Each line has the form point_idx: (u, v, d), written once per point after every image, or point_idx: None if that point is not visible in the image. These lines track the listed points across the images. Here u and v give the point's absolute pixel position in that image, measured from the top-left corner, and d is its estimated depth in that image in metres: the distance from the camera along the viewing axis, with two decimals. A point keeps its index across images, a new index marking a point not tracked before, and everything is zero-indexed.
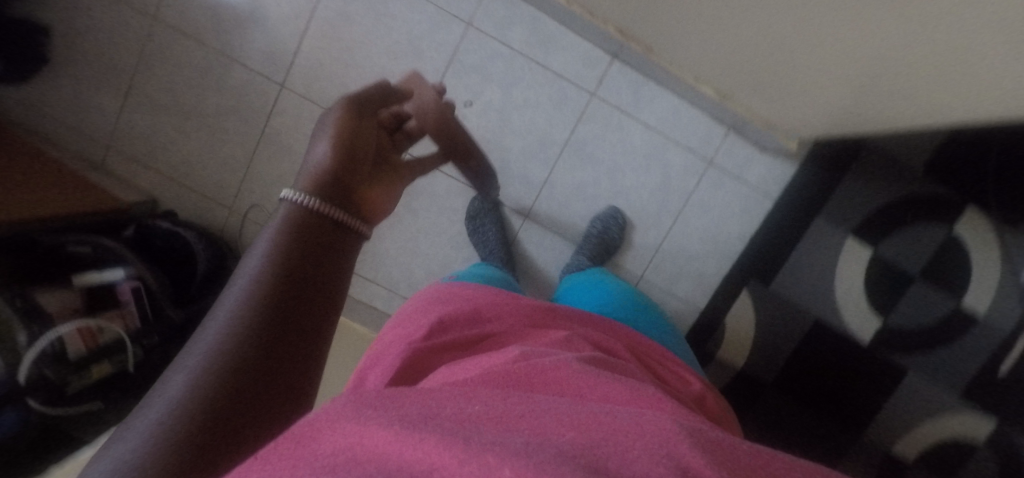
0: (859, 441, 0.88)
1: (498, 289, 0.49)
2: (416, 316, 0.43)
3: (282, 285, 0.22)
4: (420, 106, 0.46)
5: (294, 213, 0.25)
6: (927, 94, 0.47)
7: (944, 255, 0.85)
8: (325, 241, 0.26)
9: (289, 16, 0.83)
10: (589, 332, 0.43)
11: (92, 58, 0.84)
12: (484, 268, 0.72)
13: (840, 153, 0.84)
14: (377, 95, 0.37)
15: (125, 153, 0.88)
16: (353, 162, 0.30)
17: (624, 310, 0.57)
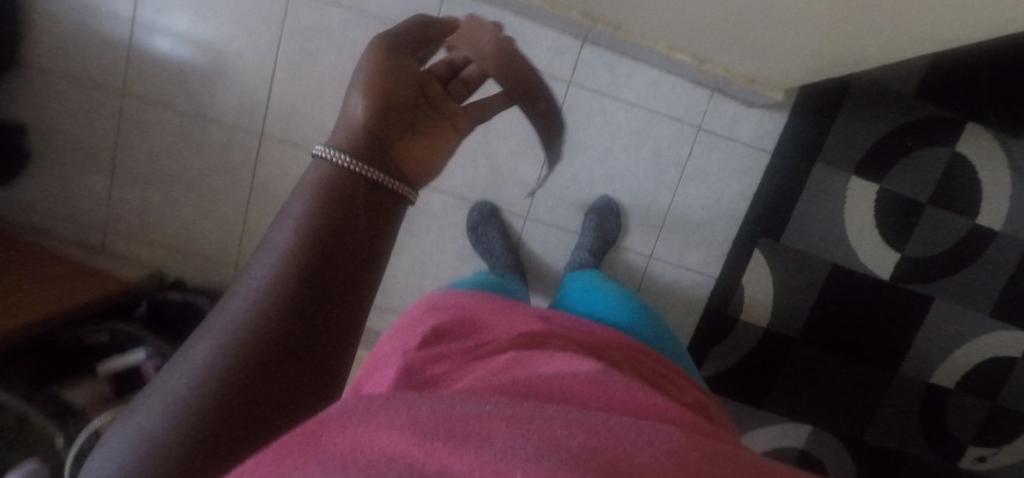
0: (893, 371, 0.94)
1: (490, 297, 0.48)
2: (410, 326, 0.41)
3: (313, 245, 0.21)
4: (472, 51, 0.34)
5: (327, 169, 0.24)
6: (906, 29, 0.46)
7: (950, 174, 0.85)
8: (359, 195, 0.24)
9: (254, 64, 0.82)
10: (586, 332, 0.42)
11: (72, 144, 0.85)
12: (485, 276, 0.71)
13: (829, 94, 0.83)
14: (397, 40, 0.32)
15: (121, 231, 0.88)
16: (386, 112, 0.28)
17: (620, 314, 0.55)
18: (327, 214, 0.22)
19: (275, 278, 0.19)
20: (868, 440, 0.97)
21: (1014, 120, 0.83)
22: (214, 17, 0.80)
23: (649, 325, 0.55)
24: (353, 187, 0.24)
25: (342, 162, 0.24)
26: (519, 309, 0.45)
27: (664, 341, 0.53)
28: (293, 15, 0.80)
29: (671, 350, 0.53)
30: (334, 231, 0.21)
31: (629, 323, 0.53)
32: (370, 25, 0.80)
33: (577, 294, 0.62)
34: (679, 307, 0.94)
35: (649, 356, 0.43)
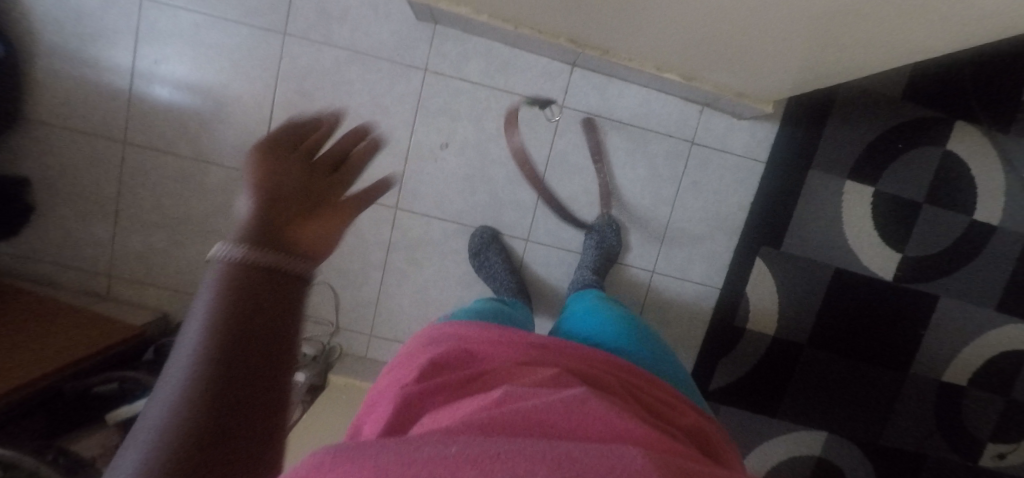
0: (903, 372, 0.93)
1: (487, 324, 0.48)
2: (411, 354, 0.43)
3: (211, 377, 0.16)
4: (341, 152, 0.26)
5: (223, 276, 0.18)
6: (887, 44, 0.47)
7: (943, 173, 0.86)
8: (266, 301, 0.18)
9: (252, 106, 0.84)
10: (580, 358, 0.42)
11: (75, 194, 0.86)
12: (487, 299, 0.71)
13: (817, 102, 0.85)
14: (278, 139, 0.24)
15: (126, 277, 0.89)
16: (280, 208, 0.21)
17: (620, 337, 0.55)
18: (234, 328, 0.17)
19: (186, 393, 0.16)
20: (885, 442, 0.96)
21: (1001, 117, 0.85)
22: (211, 63, 0.82)
23: (651, 348, 0.55)
24: (255, 287, 0.18)
25: (244, 262, 0.18)
26: (517, 334, 0.46)
27: (665, 364, 0.53)
28: (289, 58, 0.82)
29: (672, 375, 0.52)
30: (241, 329, 0.17)
31: (629, 349, 0.52)
32: (364, 62, 0.82)
33: (580, 317, 0.62)
34: (685, 319, 0.94)
35: (648, 381, 0.42)
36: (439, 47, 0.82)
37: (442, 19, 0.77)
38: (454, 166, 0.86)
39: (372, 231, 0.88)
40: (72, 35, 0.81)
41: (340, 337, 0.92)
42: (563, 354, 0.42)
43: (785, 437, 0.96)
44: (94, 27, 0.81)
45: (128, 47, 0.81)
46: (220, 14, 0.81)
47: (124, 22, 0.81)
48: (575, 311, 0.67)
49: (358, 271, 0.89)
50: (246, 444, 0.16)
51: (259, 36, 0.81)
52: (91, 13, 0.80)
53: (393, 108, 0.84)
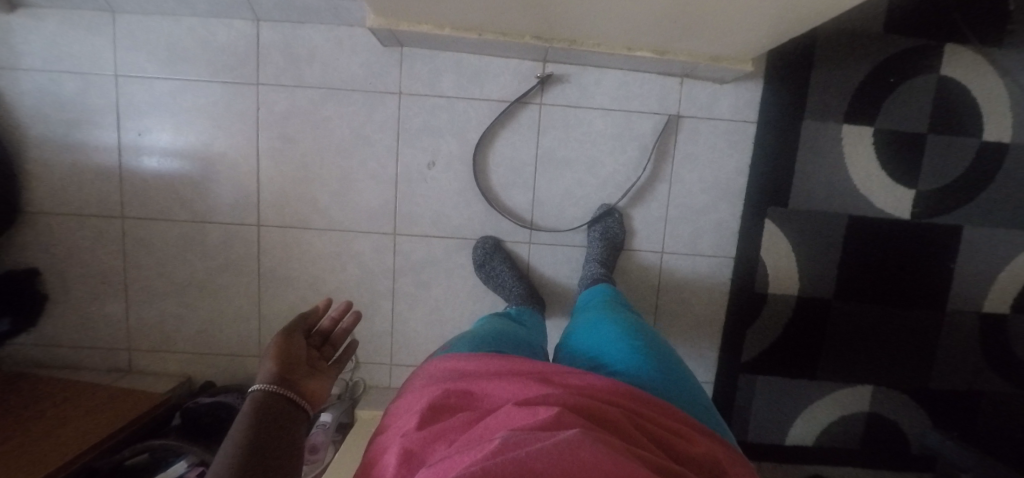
0: (936, 312, 0.90)
1: (491, 358, 0.49)
2: (411, 401, 0.43)
3: (262, 427, 0.34)
4: (319, 333, 0.52)
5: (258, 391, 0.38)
6: None
7: (942, 100, 0.83)
8: (286, 402, 0.39)
9: (239, 160, 0.85)
10: (585, 388, 0.41)
11: (84, 276, 0.87)
12: (491, 317, 0.73)
13: (799, 50, 0.82)
14: (291, 327, 0.49)
15: (145, 349, 0.90)
16: (293, 361, 0.44)
17: (624, 352, 0.55)
18: (266, 408, 0.36)
19: (248, 431, 0.33)
20: (932, 389, 0.92)
21: (991, 33, 0.82)
22: (193, 126, 0.84)
23: (657, 362, 0.53)
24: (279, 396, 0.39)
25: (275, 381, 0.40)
26: (519, 368, 0.46)
27: (674, 380, 0.51)
28: (265, 106, 0.83)
29: (682, 390, 0.50)
30: (277, 409, 0.37)
31: (633, 367, 0.51)
32: (339, 97, 0.83)
33: (588, 331, 0.63)
34: (704, 294, 0.92)
35: (654, 409, 0.41)
36: (409, 68, 0.82)
37: (408, 40, 0.77)
38: (444, 183, 0.86)
39: (375, 260, 0.88)
40: (58, 123, 0.83)
41: (362, 372, 0.92)
42: (564, 384, 0.42)
43: (827, 398, 0.93)
44: (76, 112, 0.82)
45: (112, 125, 0.83)
46: (193, 77, 0.82)
47: (104, 101, 0.82)
48: (580, 325, 0.68)
49: (368, 304, 0.89)
50: (281, 454, 0.33)
51: (234, 91, 0.82)
52: (71, 98, 0.82)
53: (375, 135, 0.84)
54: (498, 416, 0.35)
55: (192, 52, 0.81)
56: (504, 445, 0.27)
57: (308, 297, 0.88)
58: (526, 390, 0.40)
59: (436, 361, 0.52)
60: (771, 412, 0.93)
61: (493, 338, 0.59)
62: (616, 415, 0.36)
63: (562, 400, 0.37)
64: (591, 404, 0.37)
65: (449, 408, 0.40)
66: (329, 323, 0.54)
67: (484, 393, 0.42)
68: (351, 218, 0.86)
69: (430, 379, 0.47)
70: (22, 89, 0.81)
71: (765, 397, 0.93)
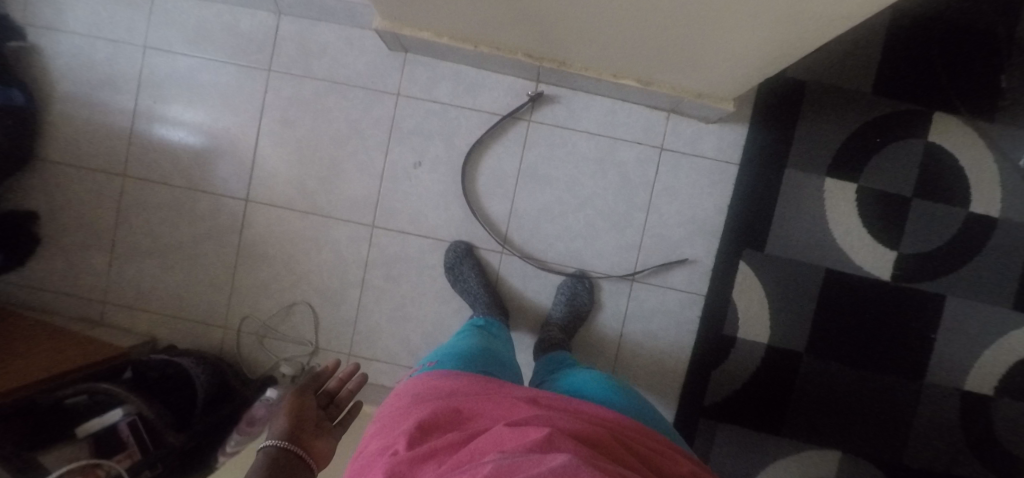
0: (917, 384, 0.86)
1: (478, 381, 0.46)
2: (395, 421, 0.39)
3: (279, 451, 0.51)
4: (324, 390, 0.68)
5: (278, 428, 0.55)
6: (783, 35, 0.49)
7: (930, 166, 0.83)
8: (298, 437, 0.55)
9: (239, 137, 0.90)
10: (579, 413, 0.38)
11: (76, 227, 0.92)
12: (467, 332, 0.70)
13: (786, 99, 0.84)
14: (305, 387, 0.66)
15: (119, 304, 0.93)
16: (304, 413, 0.60)
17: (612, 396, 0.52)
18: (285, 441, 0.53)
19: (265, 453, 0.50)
20: (906, 465, 0.87)
21: (982, 107, 0.83)
22: (204, 102, 0.89)
23: (638, 404, 0.52)
24: (292, 431, 0.55)
25: (290, 423, 0.57)
26: (508, 392, 0.43)
27: (653, 416, 0.51)
28: (273, 91, 0.88)
29: (662, 425, 0.50)
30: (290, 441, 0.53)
31: (610, 399, 0.51)
32: (342, 91, 0.88)
33: (573, 378, 0.60)
34: (671, 329, 0.90)
35: (641, 434, 0.39)
36: (410, 72, 0.87)
37: (411, 46, 0.82)
38: (427, 184, 0.88)
39: (351, 249, 0.90)
40: (86, 84, 0.90)
41: (321, 358, 0.92)
42: (556, 409, 0.39)
43: (791, 459, 0.88)
44: (102, 76, 0.89)
45: (131, 92, 0.90)
46: (214, 57, 0.88)
47: (129, 69, 0.89)
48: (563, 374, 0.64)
49: (337, 291, 0.90)
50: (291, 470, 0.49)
51: (246, 74, 0.88)
52: (100, 63, 0.89)
53: (368, 130, 0.88)
54: (491, 435, 0.32)
55: (215, 35, 0.88)
56: (495, 467, 0.23)
57: (281, 276, 0.91)
58: (519, 413, 0.37)
59: (422, 378, 0.49)
60: (731, 465, 0.89)
61: (476, 357, 0.58)
62: (606, 439, 0.32)
63: (554, 423, 0.33)
64: (583, 428, 0.33)
65: (437, 428, 0.36)
66: (336, 384, 0.69)
67: (472, 414, 0.38)
68: (334, 205, 0.89)
69: (417, 398, 0.43)
70: (60, 50, 0.89)
71: (726, 447, 0.89)
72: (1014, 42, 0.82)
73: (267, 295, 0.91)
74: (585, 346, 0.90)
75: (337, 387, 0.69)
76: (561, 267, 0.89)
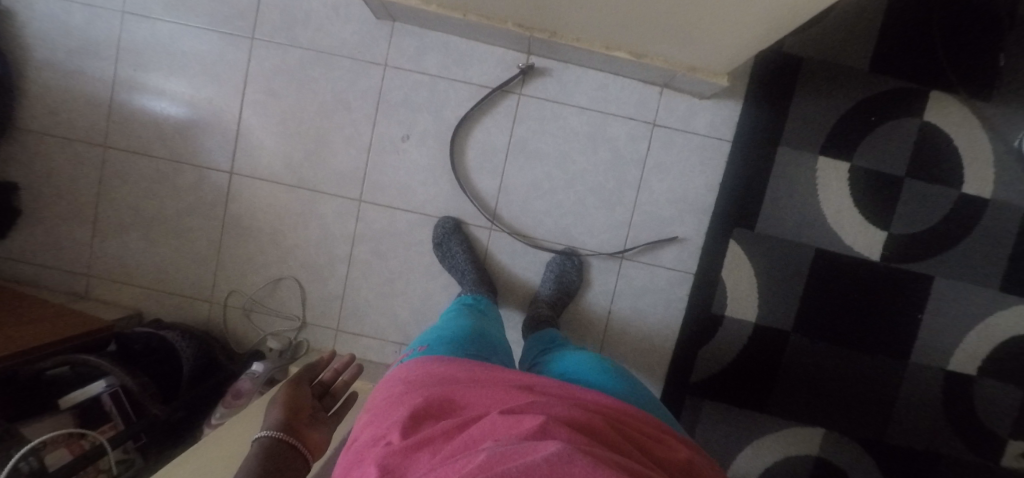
0: (902, 365, 0.87)
1: (473, 365, 0.44)
2: (387, 408, 0.37)
3: (275, 440, 0.49)
4: (318, 380, 0.66)
5: (277, 416, 0.53)
6: (773, 3, 0.47)
7: (924, 145, 0.82)
8: (295, 425, 0.53)
9: (222, 108, 0.87)
10: (577, 399, 0.36)
11: (57, 199, 0.90)
12: (455, 312, 0.69)
13: (782, 75, 0.82)
14: (301, 375, 0.65)
15: (103, 278, 0.92)
16: (300, 401, 0.58)
17: (606, 378, 0.50)
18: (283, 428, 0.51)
19: (262, 442, 0.48)
20: (888, 442, 0.88)
21: (979, 86, 0.81)
22: (186, 71, 0.87)
23: (631, 385, 0.51)
24: (290, 418, 0.53)
25: (286, 410, 0.55)
26: (504, 378, 0.41)
27: (648, 399, 0.49)
28: (256, 60, 0.86)
29: (657, 408, 0.48)
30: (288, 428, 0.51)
31: (605, 382, 0.49)
32: (327, 62, 0.85)
33: (565, 359, 0.59)
34: (660, 308, 0.90)
35: (642, 421, 0.37)
36: (397, 42, 0.84)
37: (398, 14, 0.79)
38: (415, 158, 0.87)
39: (338, 224, 0.89)
40: (62, 50, 0.87)
41: (308, 334, 0.92)
42: (553, 396, 0.37)
43: (775, 436, 0.89)
44: (79, 43, 0.86)
45: (110, 60, 0.87)
46: (194, 24, 0.85)
47: (107, 35, 0.86)
48: (556, 356, 0.62)
49: (324, 266, 0.90)
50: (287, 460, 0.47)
51: (229, 42, 0.86)
52: (77, 29, 0.86)
53: (355, 102, 0.86)
54: (486, 423, 0.30)
55: (195, 1, 0.85)
56: (488, 460, 0.21)
57: (267, 251, 0.90)
58: (515, 399, 0.35)
59: (412, 364, 0.47)
60: (716, 441, 0.90)
61: (467, 341, 0.56)
62: (606, 428, 0.30)
63: (552, 410, 0.31)
64: (583, 416, 0.31)
65: (431, 417, 0.34)
66: (331, 374, 0.68)
67: (467, 402, 0.36)
68: (320, 179, 0.88)
69: (409, 384, 0.41)
70: (34, 14, 0.86)
71: (711, 424, 0.90)
72: (1015, 19, 0.81)
73: (253, 269, 0.90)
74: (573, 324, 0.90)
75: (331, 377, 0.67)
76: (550, 244, 0.88)
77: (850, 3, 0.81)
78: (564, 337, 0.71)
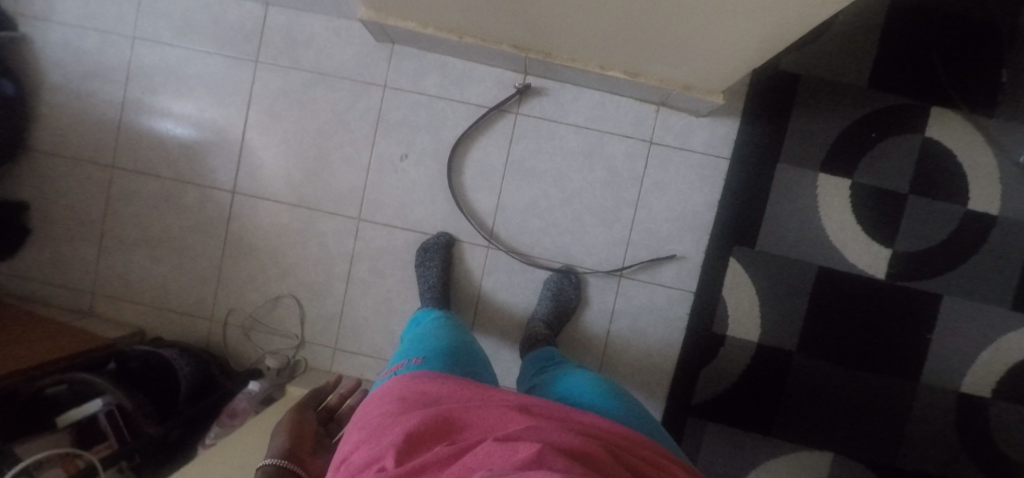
0: (912, 387, 0.84)
1: (468, 384, 0.43)
2: (381, 427, 0.36)
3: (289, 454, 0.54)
4: (323, 404, 0.70)
5: (290, 435, 0.58)
6: (762, 22, 0.47)
7: (927, 162, 0.81)
8: (305, 446, 0.57)
9: (226, 128, 0.89)
10: (575, 422, 0.35)
11: (66, 218, 0.92)
12: (443, 322, 0.68)
13: (780, 93, 0.82)
14: (308, 400, 0.69)
15: (108, 295, 0.93)
16: (307, 425, 0.62)
17: (602, 398, 0.51)
18: (294, 446, 0.55)
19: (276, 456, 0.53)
20: (900, 468, 0.85)
21: (982, 102, 0.80)
22: (192, 94, 0.89)
23: (629, 404, 0.51)
24: (300, 438, 0.58)
25: (295, 430, 0.59)
26: (501, 399, 0.40)
27: (649, 423, 0.48)
28: (260, 83, 0.88)
29: (657, 430, 0.48)
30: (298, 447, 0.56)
31: (604, 406, 0.48)
32: (329, 83, 0.87)
33: (561, 378, 0.59)
34: (660, 327, 0.88)
35: (642, 446, 0.36)
36: (396, 64, 0.86)
37: (396, 37, 0.81)
38: (412, 177, 0.88)
39: (336, 242, 0.89)
40: (74, 75, 0.90)
41: (306, 352, 0.92)
42: (551, 418, 0.36)
43: (781, 460, 0.86)
44: (92, 67, 0.89)
45: (120, 82, 0.89)
46: (201, 48, 0.88)
47: (118, 60, 0.89)
48: (552, 374, 0.62)
49: (323, 284, 0.90)
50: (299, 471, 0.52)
51: (234, 66, 0.88)
52: (90, 54, 0.89)
53: (355, 122, 0.87)
54: (481, 450, 0.29)
55: (202, 26, 0.88)
56: None
57: (267, 269, 0.91)
58: (512, 422, 0.34)
59: (407, 378, 0.46)
60: (719, 466, 0.87)
61: (461, 359, 0.56)
62: (606, 457, 0.29)
63: (549, 435, 0.30)
64: (582, 444, 0.30)
65: (426, 440, 0.32)
66: (337, 399, 0.72)
67: (464, 424, 0.35)
68: (319, 198, 0.89)
69: (404, 403, 0.40)
70: (50, 41, 0.89)
71: (714, 448, 0.87)
72: (1015, 34, 0.80)
73: (253, 287, 0.91)
74: (571, 344, 0.89)
75: (336, 401, 0.71)
76: (547, 262, 0.88)
77: (847, 21, 0.81)
78: (561, 355, 0.71)
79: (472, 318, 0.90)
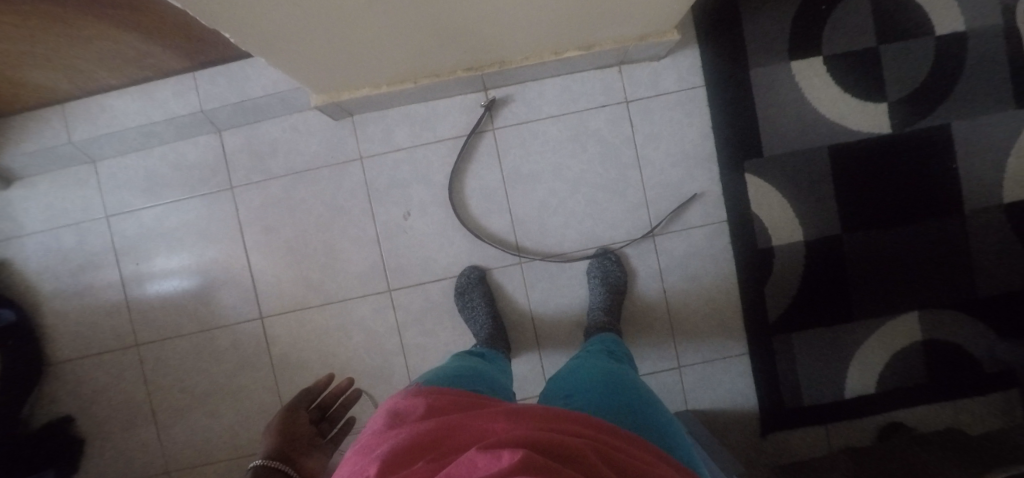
0: (958, 217, 0.85)
1: (463, 400, 0.42)
2: (369, 447, 0.34)
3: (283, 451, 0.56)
4: (308, 407, 0.69)
5: (275, 432, 0.61)
6: None
7: (882, 10, 0.83)
8: (297, 443, 0.60)
9: (228, 261, 0.88)
10: (565, 423, 0.34)
11: (112, 412, 0.90)
12: (464, 356, 0.66)
13: (722, 7, 0.84)
14: (295, 404, 0.68)
15: (183, 467, 0.91)
16: (292, 433, 0.62)
17: (607, 395, 0.47)
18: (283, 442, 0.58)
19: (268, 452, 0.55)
20: (983, 296, 0.86)
21: None
22: (184, 244, 0.88)
23: (637, 398, 0.47)
24: (289, 437, 0.61)
25: (277, 438, 0.59)
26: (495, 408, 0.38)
27: (655, 421, 0.44)
28: (243, 206, 0.87)
29: (663, 423, 0.44)
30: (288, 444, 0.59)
31: (608, 404, 0.45)
32: (307, 178, 0.87)
33: (570, 374, 0.55)
34: (710, 266, 0.88)
35: (637, 447, 0.34)
36: (363, 133, 0.86)
37: (354, 108, 0.81)
38: (423, 230, 0.87)
39: (379, 322, 0.88)
40: (65, 275, 0.88)
41: None
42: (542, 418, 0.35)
43: (873, 337, 0.87)
44: (79, 261, 0.88)
45: (112, 263, 0.88)
46: (174, 198, 0.87)
47: (101, 243, 0.88)
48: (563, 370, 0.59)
49: (383, 367, 0.89)
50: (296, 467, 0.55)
51: (211, 200, 0.87)
52: (72, 250, 0.88)
53: (348, 203, 0.87)
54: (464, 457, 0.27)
55: (167, 177, 0.87)
56: None
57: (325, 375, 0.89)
58: (499, 430, 0.32)
59: (402, 393, 0.45)
60: (820, 367, 0.88)
61: (466, 377, 0.54)
62: (593, 455, 0.28)
63: (535, 438, 0.29)
64: (569, 445, 0.28)
65: (414, 450, 0.31)
66: (328, 398, 0.72)
67: (453, 432, 0.33)
68: (345, 288, 0.88)
69: (397, 416, 0.39)
70: (30, 254, 0.88)
71: (808, 354, 0.88)
72: None
73: None
74: (636, 318, 0.89)
75: (324, 403, 0.71)
76: (581, 252, 0.88)
77: None
78: (621, 342, 0.70)
79: (535, 335, 0.89)
